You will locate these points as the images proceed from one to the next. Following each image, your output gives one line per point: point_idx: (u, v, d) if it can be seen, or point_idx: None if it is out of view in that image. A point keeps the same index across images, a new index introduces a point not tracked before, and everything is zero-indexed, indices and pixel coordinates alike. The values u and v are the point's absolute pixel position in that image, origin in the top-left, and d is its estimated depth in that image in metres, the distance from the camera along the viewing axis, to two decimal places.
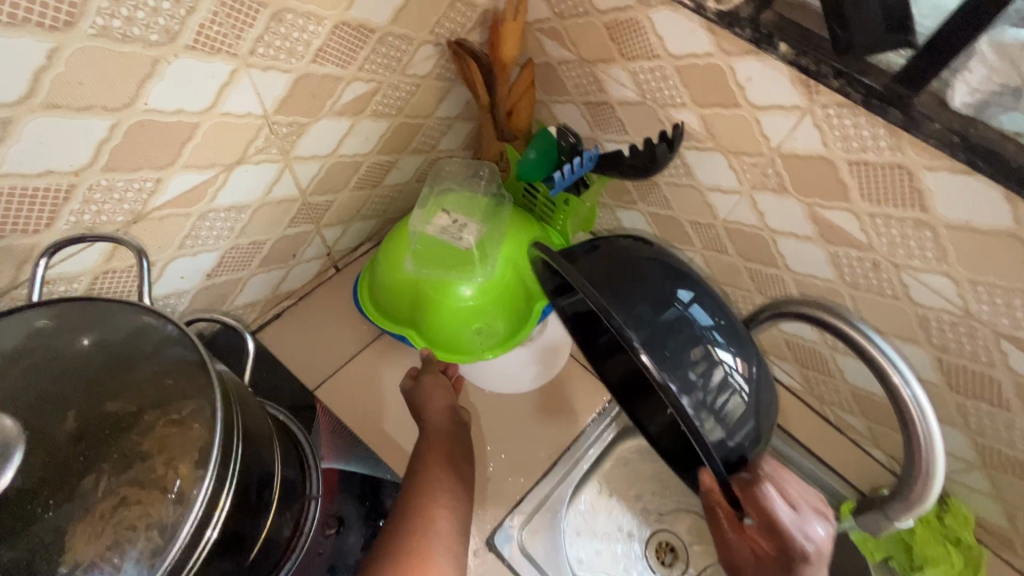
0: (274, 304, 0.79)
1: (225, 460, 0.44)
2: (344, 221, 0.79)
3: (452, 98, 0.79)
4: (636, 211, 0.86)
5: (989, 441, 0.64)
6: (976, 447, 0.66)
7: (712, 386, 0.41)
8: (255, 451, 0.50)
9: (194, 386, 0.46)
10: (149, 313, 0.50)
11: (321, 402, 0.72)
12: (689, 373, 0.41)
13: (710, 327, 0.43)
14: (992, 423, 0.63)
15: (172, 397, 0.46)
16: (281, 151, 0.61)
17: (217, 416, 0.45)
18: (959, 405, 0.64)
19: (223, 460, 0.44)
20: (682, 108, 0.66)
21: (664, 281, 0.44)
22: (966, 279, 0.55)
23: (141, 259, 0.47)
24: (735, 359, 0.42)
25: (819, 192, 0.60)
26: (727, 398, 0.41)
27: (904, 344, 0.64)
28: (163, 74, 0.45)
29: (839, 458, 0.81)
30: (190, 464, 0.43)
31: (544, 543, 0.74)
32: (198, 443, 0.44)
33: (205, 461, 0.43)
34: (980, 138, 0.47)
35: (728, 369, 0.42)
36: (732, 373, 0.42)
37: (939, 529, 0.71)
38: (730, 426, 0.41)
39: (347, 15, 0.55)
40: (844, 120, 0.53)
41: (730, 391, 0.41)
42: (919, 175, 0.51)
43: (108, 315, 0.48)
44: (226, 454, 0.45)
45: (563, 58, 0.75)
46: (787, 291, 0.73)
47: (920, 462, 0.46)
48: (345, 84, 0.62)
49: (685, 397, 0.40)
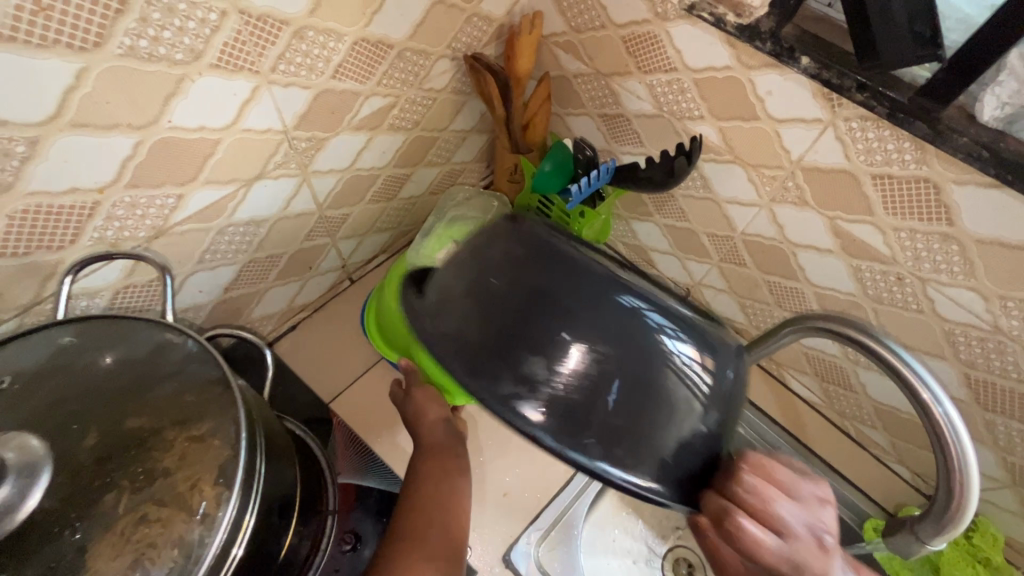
0: (289, 316, 0.79)
1: (249, 475, 0.44)
2: (359, 233, 0.79)
3: (467, 111, 0.80)
4: (651, 223, 0.85)
5: (1019, 459, 0.63)
6: (1005, 465, 0.64)
7: (651, 385, 0.31)
8: (275, 466, 0.50)
9: (214, 400, 0.47)
10: (171, 330, 0.51)
11: (337, 417, 0.72)
12: (594, 386, 0.31)
13: (643, 306, 0.34)
14: (1022, 441, 0.61)
15: (193, 412, 0.46)
16: (300, 166, 0.61)
17: (241, 434, 0.45)
18: (988, 422, 0.63)
19: (247, 475, 0.44)
20: (700, 121, 0.66)
21: (567, 262, 0.35)
22: (995, 294, 0.54)
23: (164, 274, 0.49)
24: (682, 346, 0.33)
25: (841, 205, 0.59)
26: (676, 397, 0.32)
27: (929, 359, 0.63)
28: (187, 93, 0.45)
29: (862, 474, 0.80)
30: (212, 480, 0.43)
31: (561, 560, 0.73)
32: (219, 458, 0.44)
33: (228, 477, 0.43)
34: (1010, 152, 0.46)
35: (674, 360, 0.32)
36: (683, 365, 0.33)
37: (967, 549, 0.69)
38: (685, 432, 0.31)
39: (367, 31, 0.56)
40: (867, 133, 0.53)
41: (680, 388, 0.32)
42: (946, 189, 0.50)
43: (132, 332, 0.49)
44: (250, 469, 0.44)
45: (579, 71, 0.75)
46: (807, 305, 0.72)
47: (954, 484, 0.43)
48: (363, 99, 0.62)
49: (580, 424, 0.30)
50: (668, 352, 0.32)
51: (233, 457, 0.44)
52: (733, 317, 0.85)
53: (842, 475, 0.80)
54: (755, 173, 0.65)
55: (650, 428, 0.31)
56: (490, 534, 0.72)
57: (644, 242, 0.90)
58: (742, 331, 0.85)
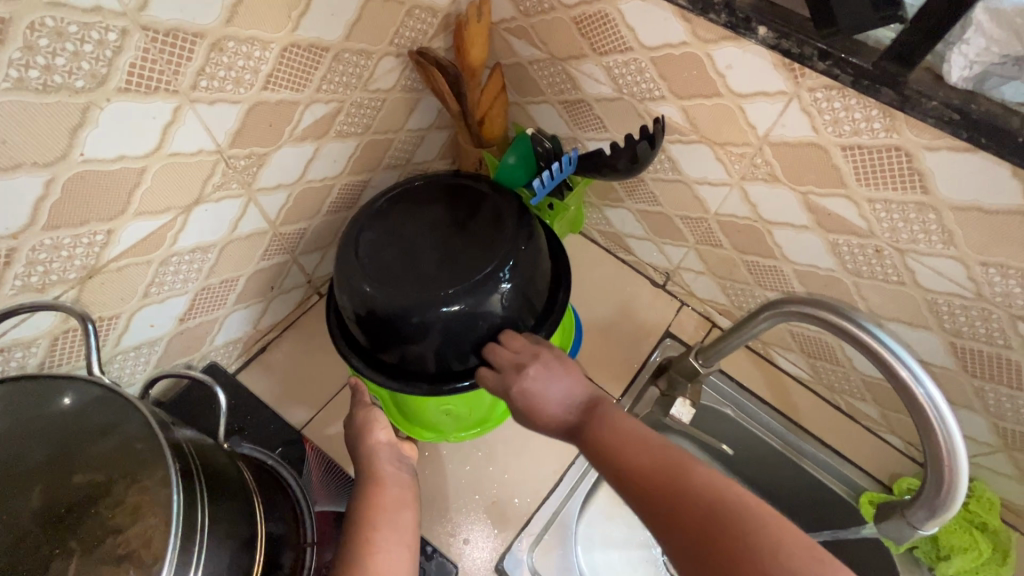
0: (256, 340, 0.77)
1: (190, 532, 0.42)
2: (322, 247, 0.76)
3: (422, 108, 0.76)
4: (624, 208, 0.83)
5: (1010, 423, 0.61)
6: (998, 430, 0.63)
7: (483, 300, 0.57)
8: (228, 511, 0.47)
9: (155, 452, 0.44)
10: (101, 384, 0.47)
11: (310, 442, 0.71)
12: (446, 296, 0.57)
13: (500, 260, 0.58)
14: (1013, 406, 0.60)
15: (135, 465, 0.43)
16: (242, 184, 0.58)
17: (174, 500, 0.42)
18: (977, 388, 0.61)
19: (188, 532, 0.42)
20: (662, 101, 0.62)
21: (467, 221, 0.63)
22: (976, 261, 0.52)
23: (86, 325, 0.46)
24: (508, 284, 0.58)
25: (813, 179, 0.57)
26: (490, 304, 0.58)
27: (914, 329, 0.61)
28: (97, 121, 0.42)
29: (855, 446, 0.79)
30: (154, 538, 0.40)
31: (557, 562, 0.71)
32: (162, 513, 0.41)
33: (169, 537, 0.40)
34: (983, 113, 0.43)
35: (500, 291, 0.58)
36: (501, 292, 0.58)
37: (964, 515, 0.69)
38: (492, 318, 0.58)
39: (295, 36, 0.52)
40: (833, 103, 0.50)
41: (497, 298, 0.58)
42: (918, 156, 0.48)
43: (57, 390, 0.46)
44: (191, 525, 0.42)
45: (533, 57, 0.72)
46: (787, 282, 0.70)
47: (941, 464, 0.44)
48: (304, 108, 0.58)
49: (435, 314, 0.56)
50: (496, 284, 0.58)
51: (174, 510, 0.41)
52: (715, 298, 0.83)
53: (835, 449, 0.79)
54: (724, 152, 0.62)
55: (469, 333, 0.58)
56: (483, 543, 0.71)
57: (619, 228, 0.87)
58: (725, 312, 0.83)
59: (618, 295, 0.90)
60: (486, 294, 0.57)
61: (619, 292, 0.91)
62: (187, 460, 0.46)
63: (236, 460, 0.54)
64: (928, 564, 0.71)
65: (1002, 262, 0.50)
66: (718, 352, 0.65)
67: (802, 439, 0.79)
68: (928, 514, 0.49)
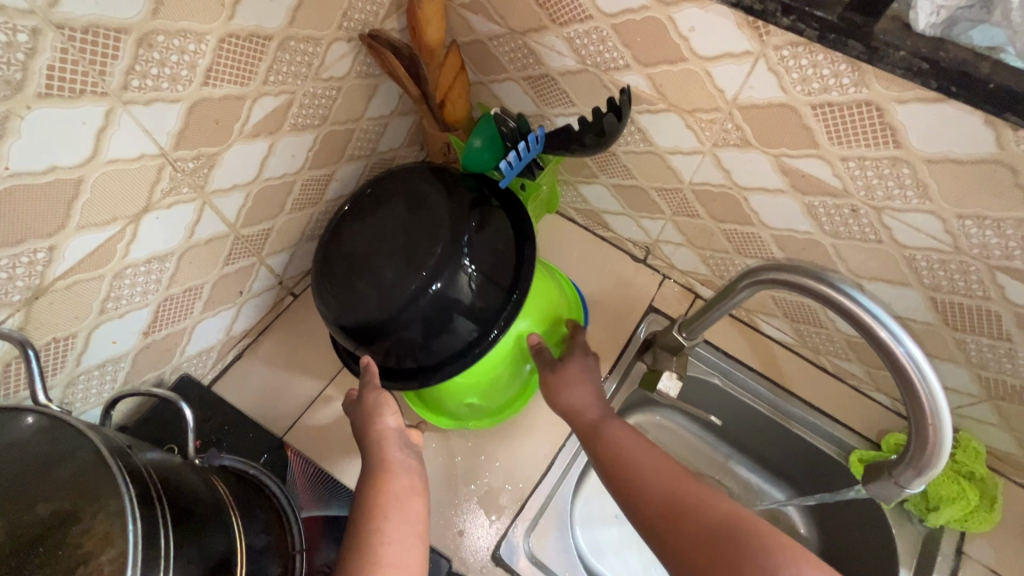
0: (230, 346, 0.76)
1: (152, 559, 0.41)
2: (289, 245, 0.74)
3: (381, 94, 0.73)
4: (598, 183, 0.81)
5: (992, 372, 0.62)
6: (980, 381, 0.63)
7: (451, 284, 0.59)
8: (198, 533, 0.46)
9: (112, 479, 0.43)
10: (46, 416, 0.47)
11: (292, 448, 0.72)
12: (415, 288, 0.58)
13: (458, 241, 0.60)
14: (994, 356, 0.60)
15: (98, 491, 0.41)
16: (195, 188, 0.55)
17: (132, 529, 0.41)
18: (959, 341, 0.61)
19: (150, 559, 0.41)
20: (627, 70, 0.60)
21: (424, 202, 0.63)
22: (952, 212, 0.51)
23: (27, 350, 0.46)
24: (470, 262, 0.60)
25: (785, 141, 0.55)
26: (459, 287, 0.59)
27: (894, 287, 0.61)
28: (18, 131, 0.39)
29: (842, 407, 0.79)
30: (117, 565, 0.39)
31: (553, 546, 0.72)
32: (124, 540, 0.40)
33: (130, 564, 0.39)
34: (952, 61, 0.42)
35: (465, 271, 0.59)
36: (467, 271, 0.60)
37: (952, 466, 0.69)
38: (465, 300, 0.60)
39: (232, 25, 0.49)
40: (800, 60, 0.48)
41: (464, 278, 0.60)
42: (890, 111, 0.46)
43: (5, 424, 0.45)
44: (153, 552, 0.41)
45: (493, 33, 0.69)
46: (766, 248, 0.69)
47: (925, 421, 0.44)
48: (252, 102, 0.55)
49: (411, 310, 0.58)
50: (460, 264, 0.59)
51: (135, 538, 0.40)
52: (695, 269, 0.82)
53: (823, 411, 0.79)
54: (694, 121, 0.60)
55: (447, 320, 0.60)
56: (479, 533, 0.71)
57: (595, 205, 0.86)
58: (707, 282, 0.83)
59: (599, 273, 0.89)
60: (451, 274, 0.59)
61: (599, 270, 0.89)
62: (146, 486, 0.44)
63: (206, 480, 0.54)
64: (918, 515, 0.72)
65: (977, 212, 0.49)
66: (702, 323, 0.64)
67: (789, 402, 0.79)
68: (915, 472, 0.48)
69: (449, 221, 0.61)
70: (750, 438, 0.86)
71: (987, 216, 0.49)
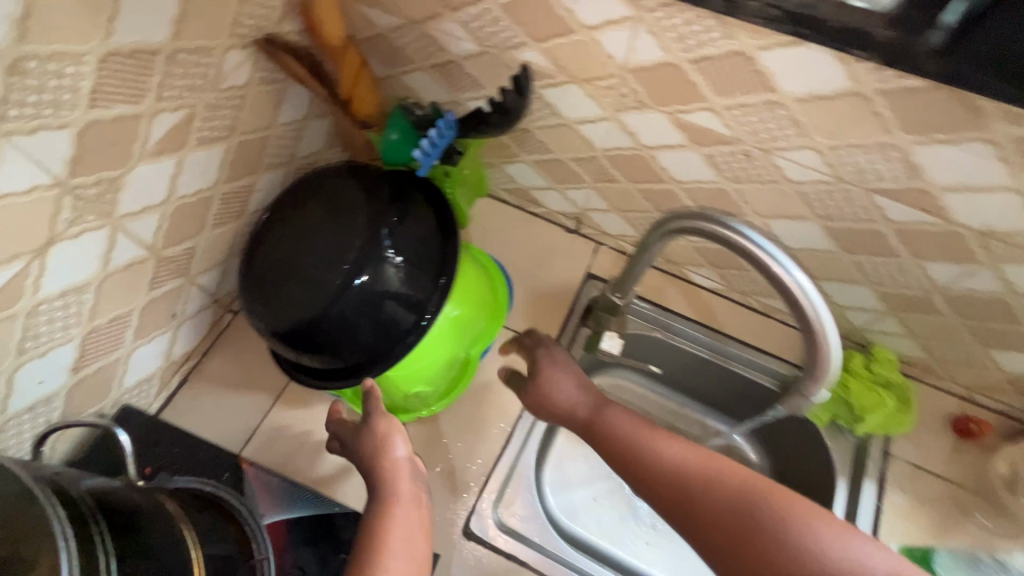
0: (174, 370, 0.95)
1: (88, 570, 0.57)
2: (218, 260, 0.87)
3: (290, 100, 0.84)
4: (521, 162, 0.92)
5: (838, 224, 0.79)
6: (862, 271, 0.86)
7: (384, 276, 0.76)
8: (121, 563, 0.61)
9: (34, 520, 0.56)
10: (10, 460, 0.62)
11: (247, 462, 0.90)
12: (343, 288, 0.75)
13: (386, 240, 0.77)
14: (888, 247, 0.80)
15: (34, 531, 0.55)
16: (101, 215, 0.64)
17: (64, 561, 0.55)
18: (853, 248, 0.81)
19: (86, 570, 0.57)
20: (524, 48, 0.70)
21: (333, 214, 0.79)
22: (787, 128, 0.67)
23: None
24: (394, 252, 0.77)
25: (678, 98, 0.68)
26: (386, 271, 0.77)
27: (799, 221, 0.80)
28: None
29: (763, 335, 0.92)
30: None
31: (523, 511, 0.95)
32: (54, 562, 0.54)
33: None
34: (801, 7, 0.55)
35: (391, 263, 0.77)
36: (392, 258, 0.77)
37: (871, 377, 0.98)
38: (398, 284, 0.78)
39: (110, 44, 0.56)
40: (673, 19, 0.59)
41: (391, 269, 0.77)
42: (759, 57, 0.60)
43: None
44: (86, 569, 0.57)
45: (392, 24, 0.76)
46: (680, 201, 0.83)
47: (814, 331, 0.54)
48: (148, 120, 0.64)
49: (346, 299, 0.76)
50: (388, 258, 0.77)
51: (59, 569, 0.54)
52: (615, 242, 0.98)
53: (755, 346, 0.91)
54: (591, 87, 0.71)
55: (383, 309, 0.77)
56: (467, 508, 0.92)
57: (523, 183, 0.97)
58: (636, 241, 0.97)
59: (536, 258, 1.02)
60: (378, 265, 0.76)
61: (539, 250, 1.01)
62: (85, 523, 0.60)
63: (120, 491, 0.70)
64: (848, 429, 1.00)
65: (785, 137, 0.69)
66: (632, 277, 0.68)
67: (721, 335, 0.91)
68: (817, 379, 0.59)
69: (364, 214, 0.78)
70: (696, 378, 0.97)
71: (782, 140, 0.69)
